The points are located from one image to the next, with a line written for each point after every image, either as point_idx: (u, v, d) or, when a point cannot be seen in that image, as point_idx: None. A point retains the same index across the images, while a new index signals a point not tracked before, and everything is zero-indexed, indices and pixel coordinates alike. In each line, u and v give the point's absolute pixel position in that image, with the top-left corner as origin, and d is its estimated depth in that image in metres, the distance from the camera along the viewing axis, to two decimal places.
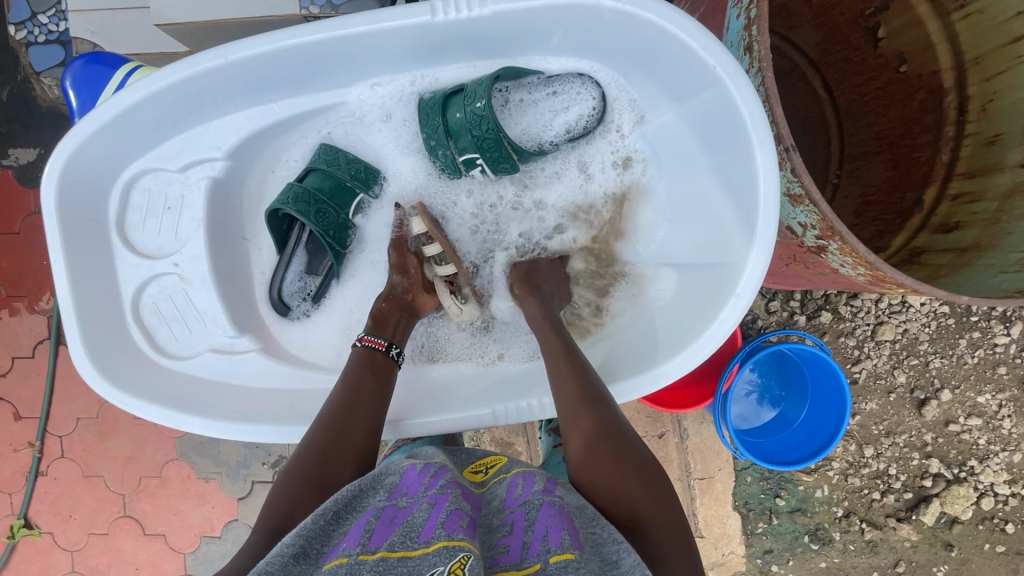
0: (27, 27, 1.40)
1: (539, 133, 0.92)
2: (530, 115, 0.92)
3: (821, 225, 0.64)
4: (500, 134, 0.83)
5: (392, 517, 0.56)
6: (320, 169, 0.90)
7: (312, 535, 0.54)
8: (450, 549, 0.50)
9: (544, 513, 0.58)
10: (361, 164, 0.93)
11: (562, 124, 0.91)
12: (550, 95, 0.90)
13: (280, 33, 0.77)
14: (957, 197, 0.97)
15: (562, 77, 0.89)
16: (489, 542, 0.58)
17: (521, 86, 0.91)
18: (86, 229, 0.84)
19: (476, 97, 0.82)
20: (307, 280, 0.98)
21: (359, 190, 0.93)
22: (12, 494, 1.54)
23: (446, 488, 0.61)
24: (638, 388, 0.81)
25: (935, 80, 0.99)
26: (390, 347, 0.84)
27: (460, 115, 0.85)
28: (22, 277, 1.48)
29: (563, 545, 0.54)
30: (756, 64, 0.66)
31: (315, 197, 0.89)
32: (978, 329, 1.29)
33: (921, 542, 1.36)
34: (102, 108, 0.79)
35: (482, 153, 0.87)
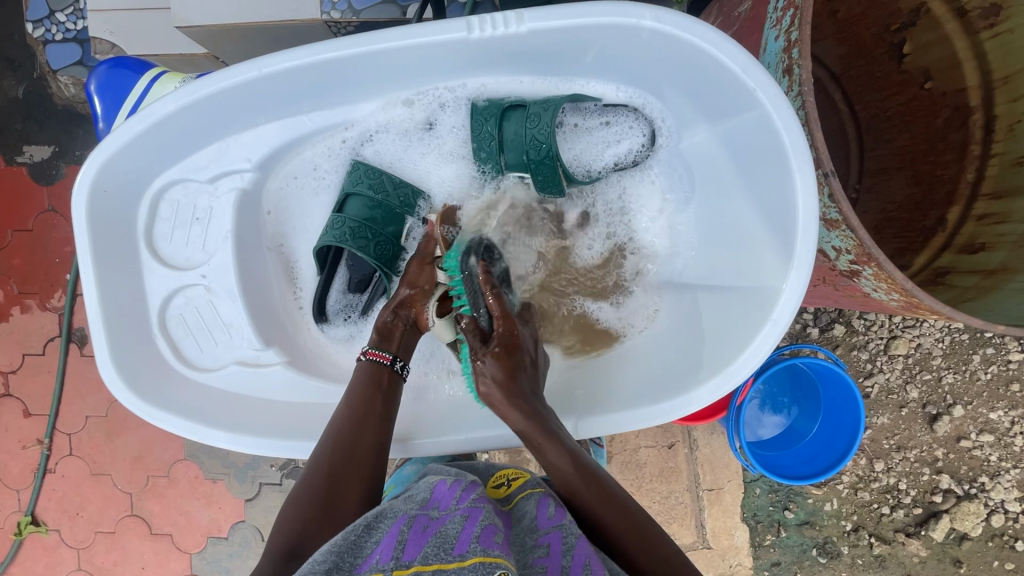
0: (44, 25, 1.40)
1: (589, 163, 0.93)
2: (584, 143, 0.92)
3: (858, 251, 0.63)
4: (556, 161, 0.84)
5: (425, 527, 0.56)
6: (364, 195, 0.89)
7: (345, 548, 0.53)
8: (487, 566, 0.50)
9: (582, 542, 0.58)
10: (403, 186, 0.92)
11: (613, 155, 0.92)
12: (606, 124, 0.91)
13: (316, 46, 0.76)
14: (983, 217, 0.96)
15: (616, 109, 0.89)
16: (524, 561, 0.57)
17: (575, 113, 0.91)
18: (115, 240, 0.83)
19: (539, 120, 0.83)
20: (351, 298, 0.99)
21: (409, 215, 0.93)
22: (19, 490, 1.54)
23: (479, 503, 0.61)
24: (653, 416, 0.81)
25: (961, 98, 0.98)
26: (396, 361, 0.84)
27: (513, 130, 0.85)
28: (34, 275, 1.48)
29: (602, 566, 0.54)
30: (796, 87, 0.67)
31: (371, 227, 0.89)
32: (993, 345, 1.29)
33: (930, 558, 1.35)
34: (133, 120, 0.78)
35: (532, 174, 0.88)
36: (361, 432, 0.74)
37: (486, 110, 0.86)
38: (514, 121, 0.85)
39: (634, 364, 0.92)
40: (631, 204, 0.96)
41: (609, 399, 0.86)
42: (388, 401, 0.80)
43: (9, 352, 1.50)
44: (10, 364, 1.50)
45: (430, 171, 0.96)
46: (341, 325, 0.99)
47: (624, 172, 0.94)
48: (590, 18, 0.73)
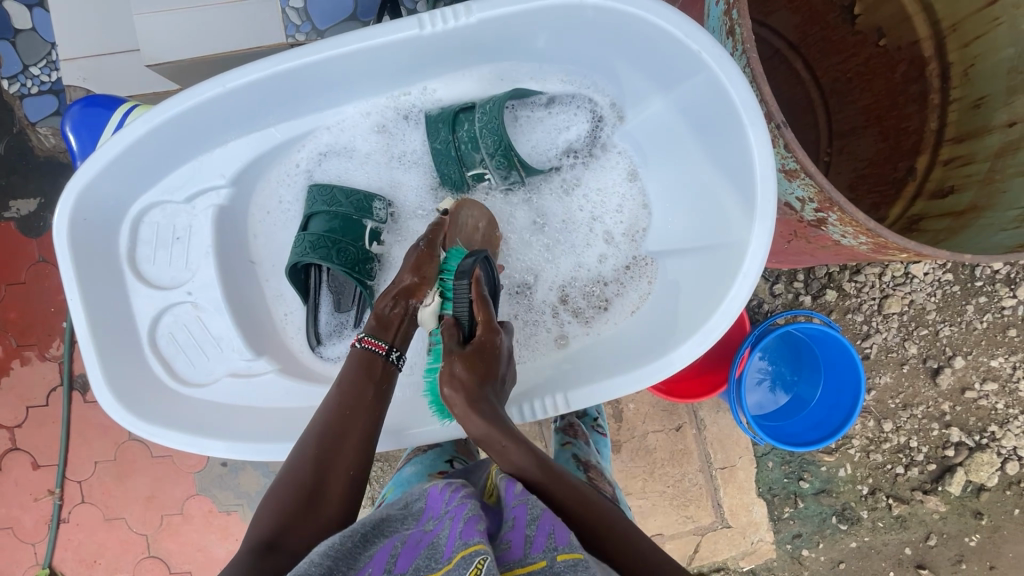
0: (20, 80, 1.43)
1: (545, 153, 0.97)
2: (539, 132, 0.96)
3: (819, 198, 0.65)
4: (511, 151, 0.87)
5: (418, 540, 0.56)
6: (323, 212, 0.91)
7: (341, 554, 0.54)
8: (467, 558, 0.49)
9: (547, 511, 0.57)
10: (360, 196, 0.93)
11: (564, 140, 0.96)
12: (552, 112, 0.95)
13: (276, 57, 0.79)
14: (949, 161, 0.97)
15: (560, 101, 0.94)
16: (495, 543, 0.57)
17: (529, 106, 0.94)
18: (97, 265, 0.85)
19: (492, 115, 0.86)
20: (342, 317, 0.99)
21: (369, 221, 0.93)
22: (35, 544, 1.53)
23: (467, 500, 0.60)
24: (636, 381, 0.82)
25: (915, 50, 1.01)
26: (390, 351, 0.81)
27: (467, 131, 0.89)
28: (31, 326, 1.49)
29: (571, 543, 0.53)
30: (740, 46, 0.69)
31: (332, 238, 0.89)
32: (985, 294, 1.30)
33: (950, 513, 1.35)
34: (106, 146, 0.80)
35: (492, 168, 0.91)
36: (349, 420, 0.75)
37: (436, 118, 0.91)
38: (468, 124, 0.88)
39: (619, 335, 0.93)
40: (596, 185, 0.97)
41: (598, 369, 0.87)
42: (381, 385, 0.79)
43: (12, 406, 1.50)
44: (14, 419, 1.50)
45: (397, 174, 0.98)
46: (337, 345, 0.98)
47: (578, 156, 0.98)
48: (535, 4, 0.76)
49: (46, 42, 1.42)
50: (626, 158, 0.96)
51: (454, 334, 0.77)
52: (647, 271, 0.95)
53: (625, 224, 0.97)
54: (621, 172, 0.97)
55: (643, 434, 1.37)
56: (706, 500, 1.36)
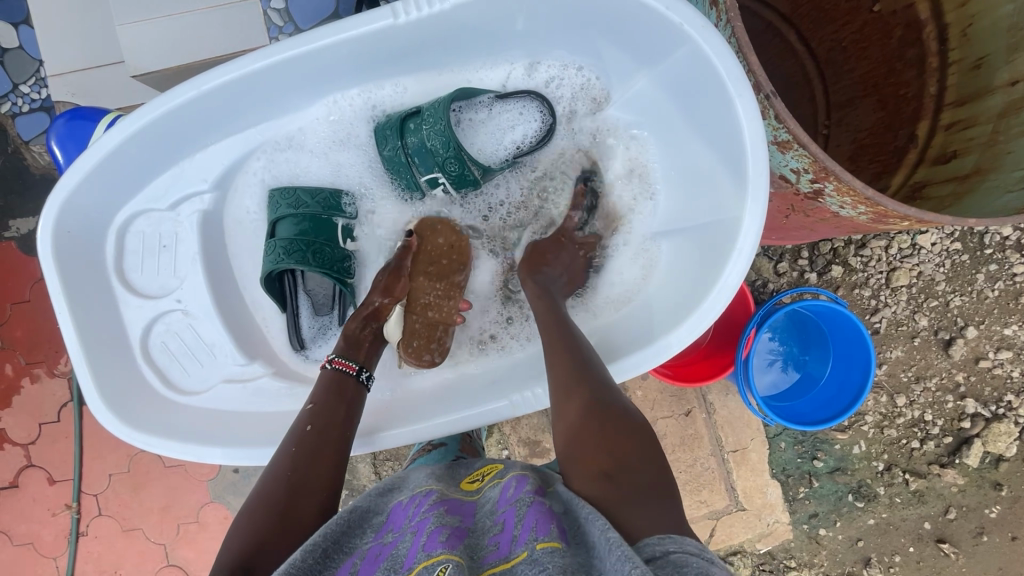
0: (10, 99, 1.43)
1: (493, 153, 0.94)
2: (483, 134, 0.94)
3: (815, 167, 0.63)
4: (461, 153, 0.85)
5: (378, 555, 0.55)
6: (289, 215, 0.89)
7: (300, 567, 0.51)
8: (429, 567, 0.49)
9: (533, 509, 0.56)
10: (326, 193, 0.92)
11: (511, 141, 0.94)
12: (497, 111, 0.93)
13: (250, 57, 0.79)
14: (951, 126, 0.95)
15: (509, 99, 0.93)
16: (478, 545, 0.55)
17: (472, 106, 0.93)
18: (84, 277, 0.85)
19: (436, 118, 0.84)
20: (323, 319, 0.99)
21: (339, 218, 0.93)
22: (56, 558, 1.55)
23: (430, 511, 0.59)
24: (633, 368, 0.81)
25: (910, 14, 0.97)
26: (361, 372, 0.84)
27: (414, 138, 0.87)
28: (38, 344, 1.50)
29: (550, 534, 0.52)
30: (723, 16, 0.68)
31: (306, 240, 0.88)
32: (995, 262, 1.26)
33: (969, 485, 1.33)
34: (86, 155, 0.80)
35: (442, 172, 0.89)
36: (321, 442, 0.73)
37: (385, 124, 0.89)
38: (416, 131, 0.87)
39: (611, 317, 0.91)
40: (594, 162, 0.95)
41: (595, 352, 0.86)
42: (350, 405, 0.80)
43: (24, 423, 1.52)
44: (27, 436, 1.52)
45: (369, 167, 0.95)
46: (323, 346, 0.97)
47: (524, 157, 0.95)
48: None
49: (33, 60, 1.42)
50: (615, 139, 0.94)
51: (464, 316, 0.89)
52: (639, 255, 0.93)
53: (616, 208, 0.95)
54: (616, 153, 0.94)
55: (653, 421, 1.36)
56: (720, 484, 1.34)
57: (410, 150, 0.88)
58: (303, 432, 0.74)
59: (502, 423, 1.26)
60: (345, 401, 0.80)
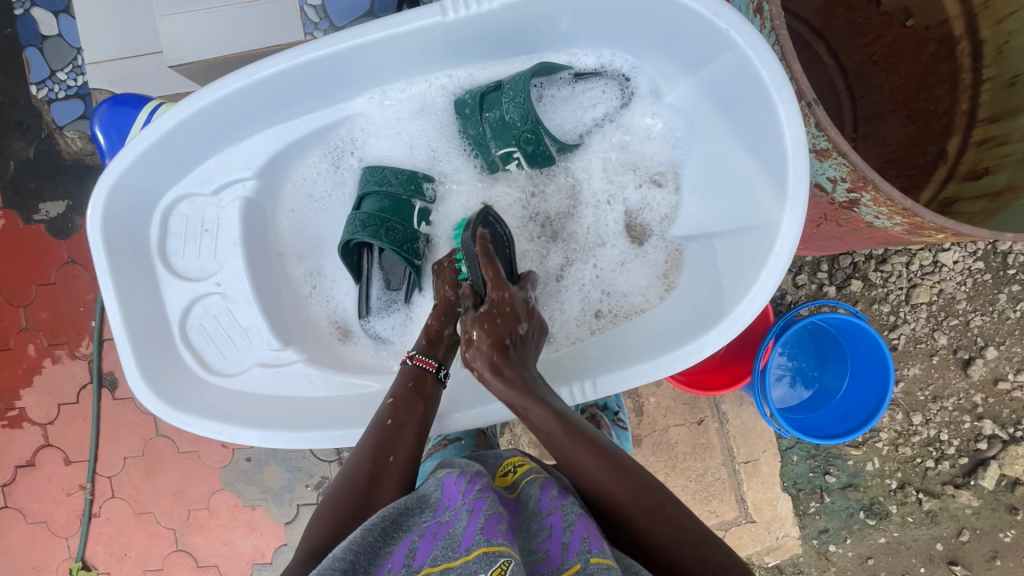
0: (47, 85, 1.47)
1: (571, 131, 0.97)
2: (563, 110, 0.96)
3: (853, 177, 0.64)
4: (538, 128, 0.87)
5: (435, 531, 0.56)
6: (374, 193, 0.92)
7: (361, 550, 0.53)
8: (489, 556, 0.50)
9: (582, 518, 0.58)
10: (410, 174, 0.95)
11: (590, 118, 0.96)
12: (578, 89, 0.94)
13: (303, 47, 0.80)
14: (982, 143, 0.94)
15: (589, 77, 0.93)
16: (529, 547, 0.57)
17: (554, 82, 0.93)
18: (131, 258, 0.87)
19: (516, 93, 0.85)
20: (392, 293, 1.01)
21: (417, 201, 0.95)
22: (68, 538, 1.57)
23: (484, 492, 0.60)
24: (660, 368, 0.82)
25: (944, 30, 0.98)
26: (440, 368, 0.85)
27: (494, 113, 0.88)
28: (61, 326, 1.52)
29: (602, 548, 0.54)
30: (769, 23, 0.70)
31: (382, 216, 0.91)
32: (1018, 282, 1.25)
33: (983, 508, 1.31)
34: (138, 138, 0.82)
35: (520, 146, 0.90)
36: (400, 437, 0.75)
37: (466, 101, 0.90)
38: (495, 106, 0.87)
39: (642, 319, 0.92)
40: (639, 161, 0.96)
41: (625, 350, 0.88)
42: (428, 407, 0.81)
43: (44, 403, 1.54)
44: (46, 416, 1.54)
45: (428, 145, 0.98)
46: (386, 319, 1.01)
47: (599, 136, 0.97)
48: None
49: (71, 48, 1.45)
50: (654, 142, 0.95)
51: (472, 299, 0.83)
52: (679, 259, 0.94)
53: (654, 211, 0.96)
54: (648, 155, 0.96)
55: (665, 428, 1.36)
56: (730, 495, 1.34)
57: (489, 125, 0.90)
58: (381, 423, 0.76)
59: (514, 424, 1.27)
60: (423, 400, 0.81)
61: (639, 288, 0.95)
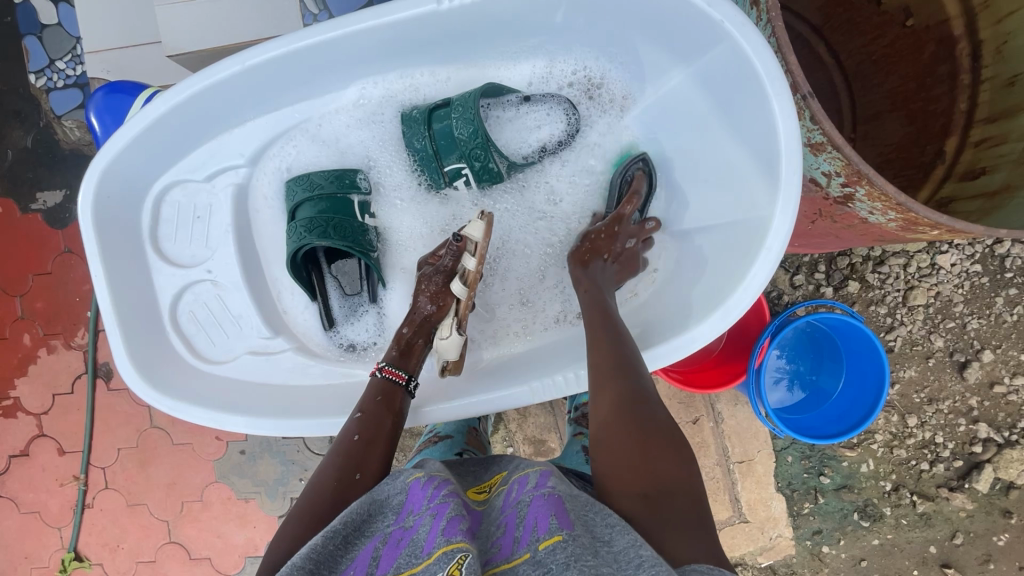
0: (46, 74, 1.47)
1: (518, 150, 0.96)
2: (509, 131, 0.96)
3: (847, 171, 0.64)
4: (488, 143, 0.86)
5: (400, 538, 0.55)
6: (308, 199, 0.90)
7: (319, 557, 0.53)
8: (449, 555, 0.50)
9: (535, 504, 0.56)
10: (339, 172, 0.92)
11: (537, 139, 0.96)
12: (524, 111, 0.95)
13: (295, 35, 0.80)
14: (980, 142, 0.94)
15: (535, 99, 0.95)
16: (486, 547, 0.56)
17: (500, 104, 0.95)
18: (121, 243, 0.87)
19: (467, 107, 0.85)
20: (353, 299, 0.98)
21: (354, 194, 0.93)
22: (61, 528, 1.57)
23: (448, 497, 0.58)
24: (647, 361, 0.82)
25: (944, 30, 0.97)
26: (410, 380, 0.86)
27: (442, 125, 0.88)
28: (57, 315, 1.52)
29: (551, 529, 0.52)
30: (763, 16, 0.69)
31: (326, 218, 0.88)
32: (1016, 286, 1.25)
33: (977, 511, 1.31)
34: (128, 125, 0.82)
35: (469, 162, 0.89)
36: (369, 451, 0.75)
37: (413, 115, 0.90)
38: (445, 118, 0.88)
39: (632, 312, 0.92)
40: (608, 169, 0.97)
41: None
42: (394, 414, 0.82)
43: (39, 393, 1.54)
44: (41, 405, 1.54)
45: (383, 151, 0.97)
46: (357, 325, 0.98)
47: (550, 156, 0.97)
48: None
49: (70, 37, 1.45)
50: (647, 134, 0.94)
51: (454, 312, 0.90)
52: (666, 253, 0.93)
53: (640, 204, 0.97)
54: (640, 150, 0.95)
55: None
56: (724, 494, 1.34)
57: (435, 139, 0.89)
58: (347, 436, 0.76)
59: (509, 420, 1.27)
60: (390, 410, 0.81)
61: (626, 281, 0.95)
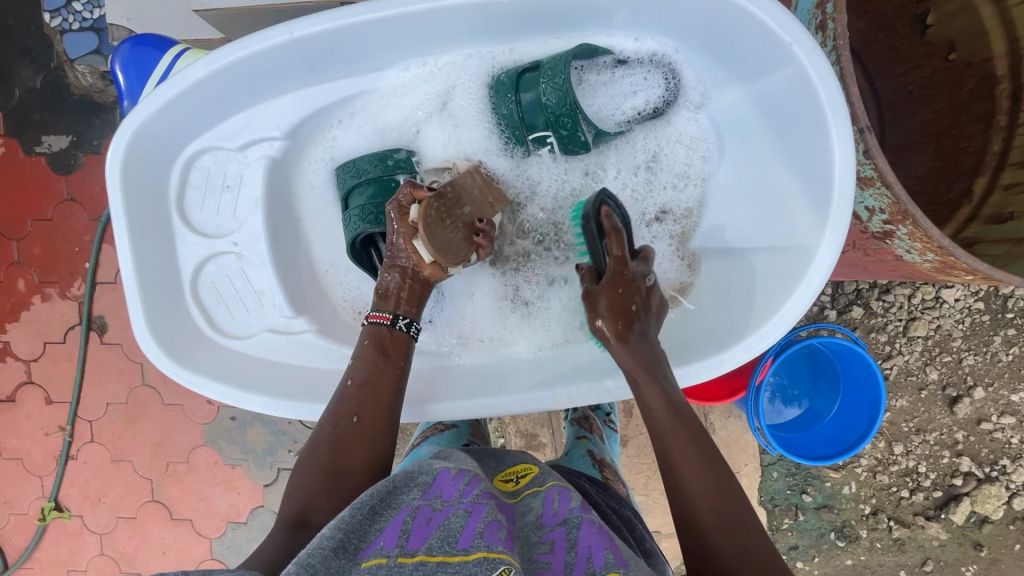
0: (62, 15, 1.41)
1: (609, 117, 0.89)
2: (602, 97, 0.89)
3: (893, 209, 0.66)
4: (576, 111, 0.82)
5: (429, 519, 0.55)
6: (359, 185, 0.89)
7: (350, 530, 0.53)
8: (490, 562, 0.50)
9: (586, 533, 0.57)
10: (382, 155, 0.91)
11: (630, 106, 0.89)
12: (619, 75, 0.88)
13: (347, 9, 0.78)
14: (1010, 186, 0.94)
15: (630, 64, 0.88)
16: (529, 555, 0.56)
17: (594, 66, 0.88)
18: (147, 207, 0.85)
19: (554, 74, 0.81)
20: None
21: (401, 175, 0.91)
22: (43, 477, 1.55)
23: (482, 498, 0.58)
24: (668, 381, 0.84)
25: (985, 68, 0.97)
26: (395, 320, 0.83)
27: (530, 94, 0.85)
28: (54, 263, 1.49)
29: (608, 565, 0.53)
30: (830, 42, 0.71)
31: (377, 205, 0.89)
32: (1015, 326, 1.26)
33: (950, 541, 1.34)
34: (165, 86, 0.80)
35: (555, 131, 0.86)
36: (364, 396, 0.76)
37: (501, 80, 0.87)
38: (533, 85, 0.84)
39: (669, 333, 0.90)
40: (665, 168, 0.92)
41: None
42: (395, 362, 0.80)
43: (30, 340, 1.52)
44: (31, 352, 1.52)
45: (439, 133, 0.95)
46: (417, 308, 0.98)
47: (641, 125, 0.91)
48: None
49: None
50: (706, 143, 0.90)
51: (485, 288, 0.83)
52: (705, 274, 0.91)
53: (691, 218, 0.92)
54: (682, 154, 0.91)
55: None
56: None
57: (522, 107, 0.86)
58: (345, 389, 0.77)
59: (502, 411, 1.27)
60: (388, 359, 0.80)
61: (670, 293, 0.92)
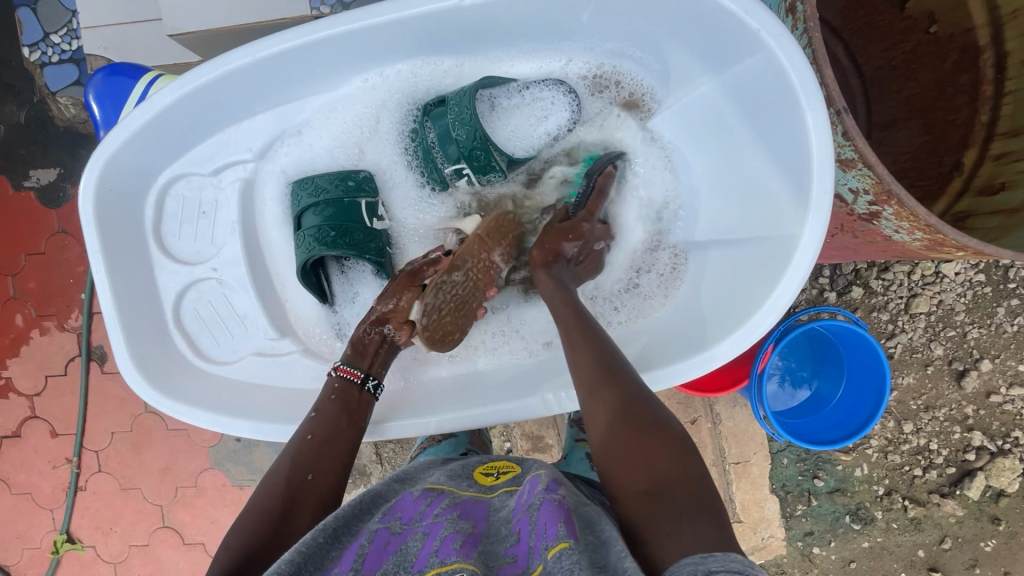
0: (40, 48, 1.41)
1: (524, 142, 0.93)
2: (517, 120, 0.92)
3: (877, 189, 0.65)
4: (487, 143, 0.84)
5: (387, 542, 0.54)
6: (313, 205, 0.87)
7: (309, 552, 0.53)
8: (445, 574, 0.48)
9: (545, 509, 0.56)
10: (342, 174, 0.89)
11: (543, 131, 0.93)
12: (526, 101, 0.92)
13: (312, 25, 0.78)
14: (1000, 156, 0.92)
15: (538, 85, 0.91)
16: (494, 554, 0.55)
17: (506, 90, 0.91)
18: (123, 238, 0.85)
19: (461, 108, 0.83)
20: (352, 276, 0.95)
21: (363, 198, 0.89)
22: (53, 510, 1.56)
23: (442, 515, 0.58)
24: (656, 381, 0.82)
25: (969, 38, 0.95)
26: (367, 380, 0.84)
27: (441, 127, 0.87)
28: (50, 296, 1.49)
29: (558, 537, 0.51)
30: (801, 25, 0.70)
31: (334, 225, 0.86)
32: (1018, 296, 1.24)
33: (967, 517, 1.32)
34: (132, 116, 0.80)
35: (468, 162, 0.87)
36: (323, 453, 0.75)
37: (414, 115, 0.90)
38: (441, 118, 0.87)
39: (663, 322, 0.89)
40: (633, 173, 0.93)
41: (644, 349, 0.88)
42: (355, 421, 0.80)
43: (31, 374, 1.52)
44: (33, 386, 1.52)
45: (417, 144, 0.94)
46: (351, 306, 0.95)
47: (560, 146, 0.94)
48: None
49: (66, 9, 1.39)
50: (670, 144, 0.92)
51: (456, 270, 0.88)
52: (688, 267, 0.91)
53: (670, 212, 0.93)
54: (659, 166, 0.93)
55: None
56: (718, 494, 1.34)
57: (434, 139, 0.89)
58: (304, 443, 0.75)
59: None
60: (350, 418, 0.80)
61: (657, 287, 0.92)
